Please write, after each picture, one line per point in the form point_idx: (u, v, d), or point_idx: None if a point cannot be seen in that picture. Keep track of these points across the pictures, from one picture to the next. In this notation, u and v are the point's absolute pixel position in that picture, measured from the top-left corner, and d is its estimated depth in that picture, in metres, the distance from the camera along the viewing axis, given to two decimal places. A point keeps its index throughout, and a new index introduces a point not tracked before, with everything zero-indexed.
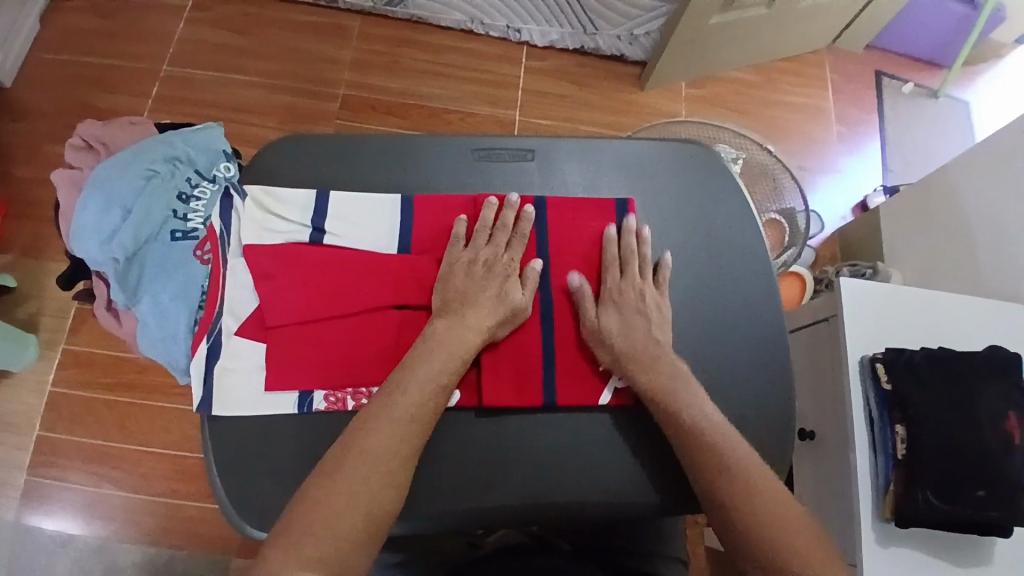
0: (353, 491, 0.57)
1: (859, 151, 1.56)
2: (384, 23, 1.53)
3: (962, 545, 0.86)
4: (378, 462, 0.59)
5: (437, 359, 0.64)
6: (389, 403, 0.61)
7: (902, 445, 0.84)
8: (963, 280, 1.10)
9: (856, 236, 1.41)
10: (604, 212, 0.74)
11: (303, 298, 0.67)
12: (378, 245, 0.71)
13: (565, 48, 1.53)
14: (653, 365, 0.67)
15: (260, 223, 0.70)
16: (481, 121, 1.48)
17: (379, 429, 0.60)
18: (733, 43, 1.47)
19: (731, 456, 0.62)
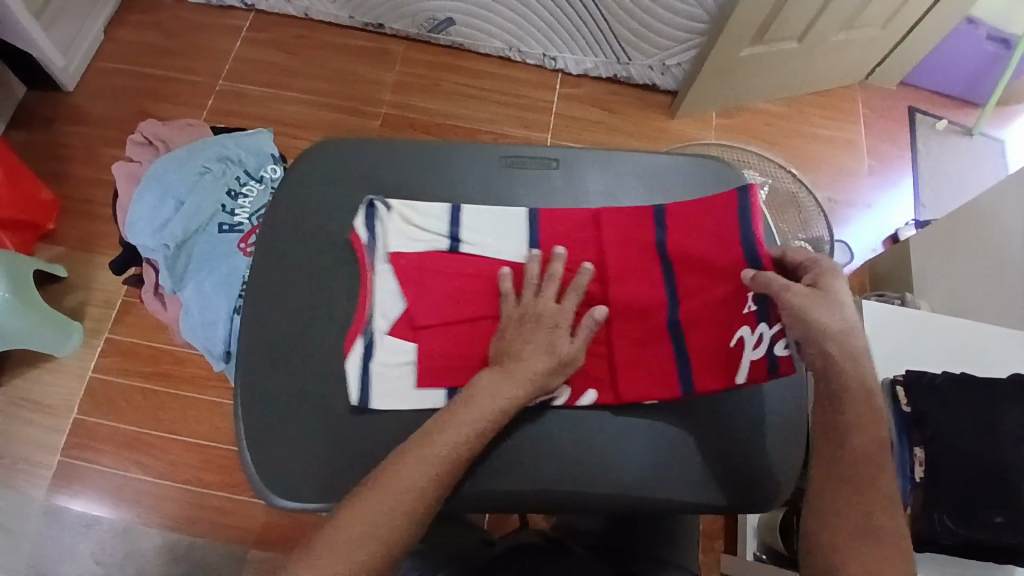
0: (444, 459, 0.61)
1: (891, 184, 1.56)
2: (427, 49, 1.61)
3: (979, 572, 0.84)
4: (435, 464, 0.60)
5: (484, 402, 0.63)
6: (473, 398, 0.63)
7: (920, 466, 0.83)
8: (992, 312, 1.09)
9: (886, 266, 1.41)
10: (719, 207, 0.72)
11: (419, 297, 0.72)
12: (512, 256, 0.74)
13: (598, 76, 1.59)
14: (857, 376, 0.62)
15: (401, 232, 0.74)
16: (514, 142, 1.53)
17: (450, 432, 0.61)
18: (765, 74, 1.50)
19: (856, 454, 0.61)
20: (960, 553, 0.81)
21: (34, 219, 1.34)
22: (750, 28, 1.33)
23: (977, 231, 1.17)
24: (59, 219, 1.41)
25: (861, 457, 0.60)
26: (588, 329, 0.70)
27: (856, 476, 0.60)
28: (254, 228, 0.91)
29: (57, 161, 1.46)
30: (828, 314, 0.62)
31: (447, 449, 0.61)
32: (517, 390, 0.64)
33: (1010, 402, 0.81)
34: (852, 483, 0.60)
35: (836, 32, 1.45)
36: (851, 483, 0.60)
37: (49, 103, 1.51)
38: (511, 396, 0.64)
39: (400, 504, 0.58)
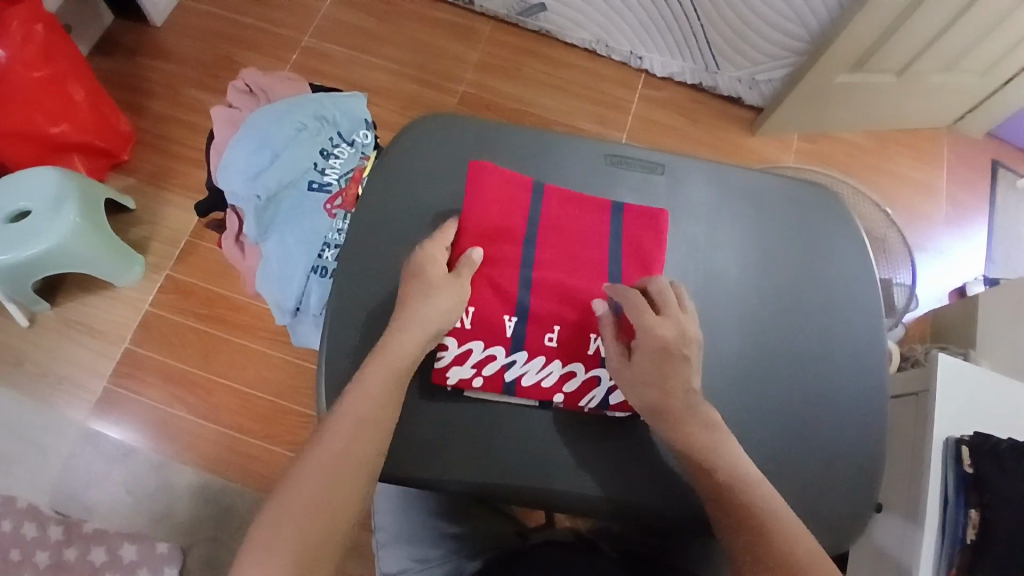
0: (357, 425, 0.62)
1: (964, 235, 1.52)
2: (513, 31, 1.59)
3: None
4: (356, 430, 0.62)
5: (392, 364, 0.64)
6: (379, 360, 0.64)
7: (973, 530, 0.81)
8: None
9: (950, 320, 1.38)
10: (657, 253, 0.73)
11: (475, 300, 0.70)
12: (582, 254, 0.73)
13: (682, 81, 1.56)
14: (683, 414, 0.65)
15: None
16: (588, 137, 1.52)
17: (359, 396, 0.63)
18: (855, 104, 1.46)
19: (726, 477, 0.63)
20: None
21: (111, 148, 1.36)
22: (851, 56, 1.30)
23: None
24: (132, 150, 1.42)
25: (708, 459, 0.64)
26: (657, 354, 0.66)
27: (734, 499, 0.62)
28: (342, 192, 0.95)
29: (137, 93, 1.47)
30: (670, 368, 0.65)
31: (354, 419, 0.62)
32: (409, 357, 0.65)
33: None
34: (721, 505, 0.63)
35: (936, 72, 1.40)
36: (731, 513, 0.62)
37: (134, 35, 1.52)
38: (398, 366, 0.64)
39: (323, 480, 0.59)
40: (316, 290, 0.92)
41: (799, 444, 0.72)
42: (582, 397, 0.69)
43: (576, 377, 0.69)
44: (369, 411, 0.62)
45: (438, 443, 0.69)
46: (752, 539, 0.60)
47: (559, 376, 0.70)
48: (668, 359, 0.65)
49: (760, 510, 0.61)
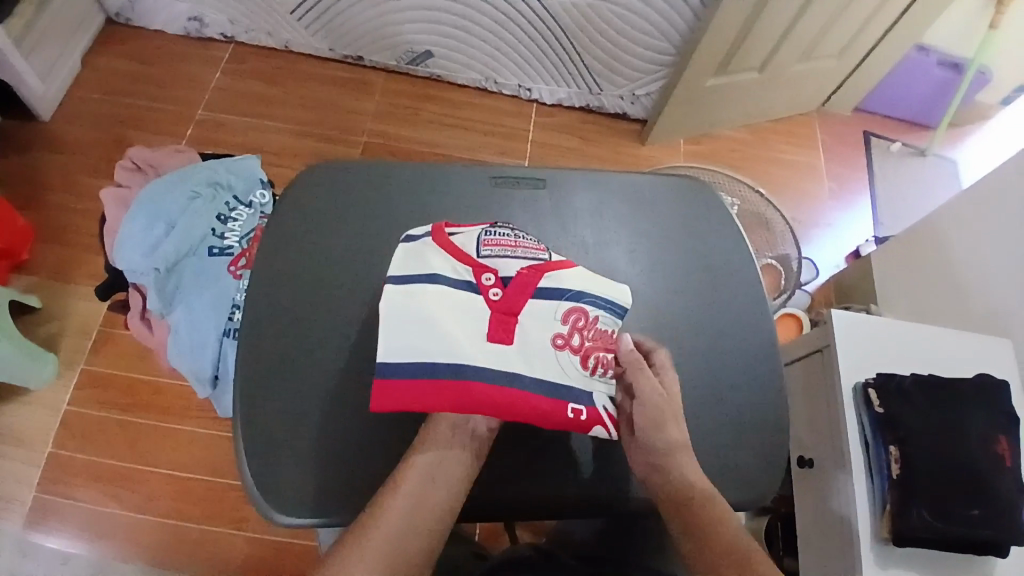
0: (381, 548, 0.59)
1: (852, 207, 1.64)
2: (406, 80, 1.66)
3: (960, 568, 0.91)
4: (382, 552, 0.59)
5: (434, 475, 0.64)
6: (416, 471, 0.64)
7: (897, 467, 0.90)
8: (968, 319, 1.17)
9: (849, 282, 1.48)
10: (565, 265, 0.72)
11: (411, 370, 0.65)
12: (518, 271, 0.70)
13: (571, 106, 1.66)
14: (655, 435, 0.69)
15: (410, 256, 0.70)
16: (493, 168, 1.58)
17: (385, 517, 0.61)
18: (730, 103, 1.59)
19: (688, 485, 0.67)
20: (945, 547, 0.87)
21: (10, 248, 1.31)
22: (717, 58, 1.42)
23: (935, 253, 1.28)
24: (33, 248, 1.38)
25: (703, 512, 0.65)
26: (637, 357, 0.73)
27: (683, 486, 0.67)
28: (245, 252, 0.96)
29: (31, 188, 1.44)
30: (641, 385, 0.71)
31: (426, 491, 0.63)
32: (448, 488, 0.64)
33: (975, 404, 0.92)
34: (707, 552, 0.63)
35: (794, 63, 1.55)
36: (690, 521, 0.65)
37: (22, 132, 1.50)
38: (430, 492, 0.63)
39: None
40: (230, 352, 0.92)
41: (707, 416, 0.76)
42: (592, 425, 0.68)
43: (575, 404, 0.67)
44: (432, 476, 0.64)
45: (373, 473, 0.70)
46: None
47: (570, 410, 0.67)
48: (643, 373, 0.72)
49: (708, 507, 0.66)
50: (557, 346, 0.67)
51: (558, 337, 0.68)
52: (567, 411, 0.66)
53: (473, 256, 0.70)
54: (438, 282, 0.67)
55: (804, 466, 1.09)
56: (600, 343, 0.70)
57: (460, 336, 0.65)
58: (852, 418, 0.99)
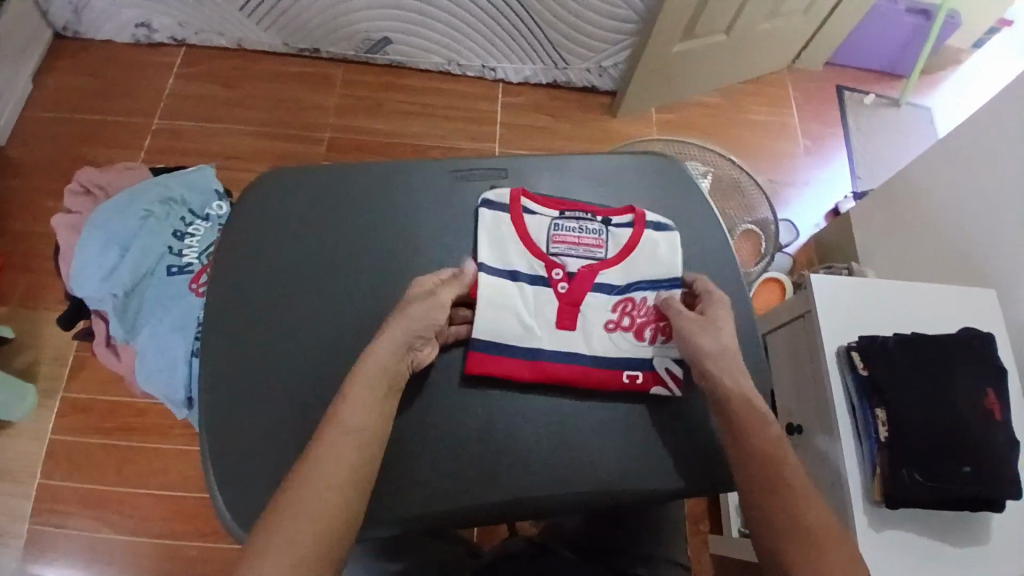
0: (350, 438, 0.58)
1: (829, 163, 1.62)
2: (367, 69, 1.61)
3: (955, 527, 0.92)
4: (352, 440, 0.58)
5: (385, 366, 0.64)
6: (370, 363, 0.64)
7: (884, 428, 0.90)
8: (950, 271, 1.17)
9: (830, 241, 1.47)
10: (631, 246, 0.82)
11: (503, 352, 0.76)
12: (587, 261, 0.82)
13: (538, 83, 1.62)
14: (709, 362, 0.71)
15: (492, 235, 0.80)
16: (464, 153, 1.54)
17: (348, 405, 0.61)
18: (699, 68, 1.56)
19: (739, 403, 0.68)
20: (935, 506, 0.88)
21: None
22: (681, 22, 1.38)
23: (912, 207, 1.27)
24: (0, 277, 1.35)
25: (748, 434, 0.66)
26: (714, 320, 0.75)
27: (736, 404, 0.68)
28: (205, 267, 0.94)
29: None
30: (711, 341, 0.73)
31: (361, 416, 0.60)
32: (394, 369, 0.65)
33: (960, 360, 0.91)
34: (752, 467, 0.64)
35: (761, 22, 1.51)
36: (767, 491, 0.62)
37: None
38: (383, 376, 0.64)
39: (336, 468, 0.56)
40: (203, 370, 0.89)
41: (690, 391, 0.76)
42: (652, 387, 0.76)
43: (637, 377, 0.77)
44: (354, 433, 0.59)
45: None
46: (778, 505, 0.61)
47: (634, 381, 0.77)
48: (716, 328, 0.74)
49: (754, 432, 0.66)
50: (609, 330, 0.79)
51: (610, 322, 0.79)
52: (623, 377, 0.77)
53: (543, 249, 0.81)
54: (520, 282, 0.79)
55: (793, 433, 1.09)
56: (652, 318, 0.79)
57: (533, 323, 0.79)
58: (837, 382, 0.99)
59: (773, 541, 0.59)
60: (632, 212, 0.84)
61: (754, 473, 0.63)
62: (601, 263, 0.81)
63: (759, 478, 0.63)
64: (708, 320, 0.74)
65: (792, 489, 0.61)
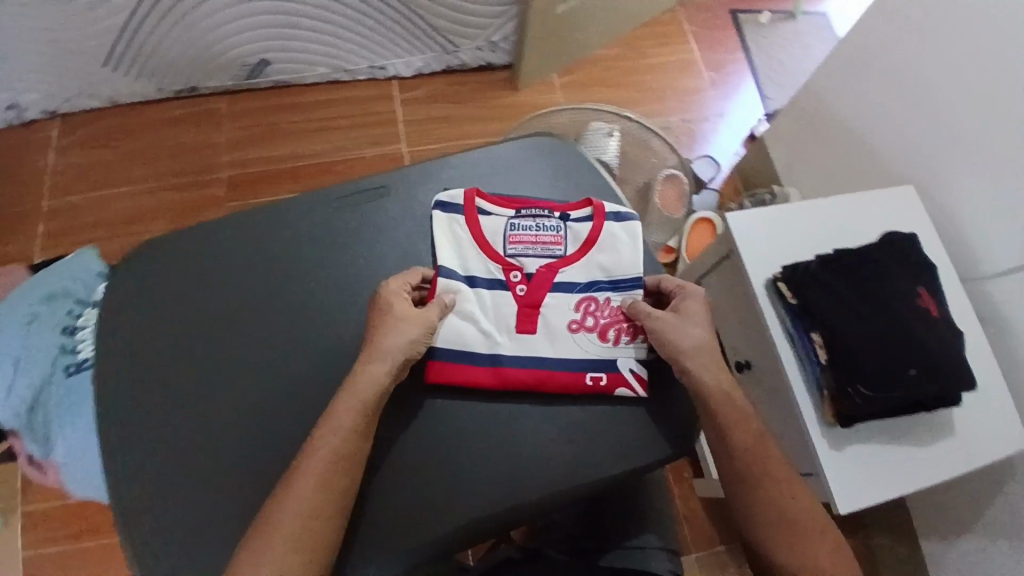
0: (328, 463, 0.64)
1: (735, 90, 1.61)
2: (253, 96, 1.54)
3: (913, 428, 0.94)
4: (329, 464, 0.64)
5: (365, 387, 0.68)
6: (350, 389, 0.68)
7: (823, 350, 0.91)
8: (872, 175, 1.20)
9: (751, 169, 1.47)
10: (589, 241, 0.82)
11: (467, 360, 0.76)
12: (545, 259, 0.82)
13: (432, 72, 1.56)
14: (694, 362, 0.73)
15: (453, 239, 0.82)
16: (372, 162, 1.49)
17: (328, 430, 0.66)
18: (589, 24, 1.52)
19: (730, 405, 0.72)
20: (888, 414, 0.89)
21: None
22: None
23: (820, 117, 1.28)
24: None
25: (737, 438, 0.71)
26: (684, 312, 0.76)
27: (725, 407, 0.72)
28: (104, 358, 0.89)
29: None
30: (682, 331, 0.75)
31: (339, 440, 0.66)
32: (375, 388, 0.69)
33: (888, 265, 0.93)
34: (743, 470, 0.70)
35: None
36: (752, 481, 0.69)
37: None
38: (361, 399, 0.68)
39: (309, 493, 0.63)
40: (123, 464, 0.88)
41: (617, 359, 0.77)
42: (617, 386, 0.76)
43: (601, 376, 0.77)
44: (337, 457, 0.65)
45: None
46: (771, 506, 0.68)
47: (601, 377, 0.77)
48: (686, 318, 0.76)
49: (743, 437, 0.71)
50: (572, 330, 0.79)
51: (574, 321, 0.80)
52: (586, 380, 0.76)
53: (502, 252, 0.82)
54: (477, 285, 0.80)
55: (745, 371, 1.10)
56: (617, 317, 0.80)
57: (492, 329, 0.79)
58: (772, 313, 0.99)
59: (766, 539, 0.67)
60: (590, 204, 0.84)
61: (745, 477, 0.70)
62: (561, 260, 0.82)
63: (753, 482, 0.69)
64: (681, 317, 0.75)
65: (775, 484, 0.69)
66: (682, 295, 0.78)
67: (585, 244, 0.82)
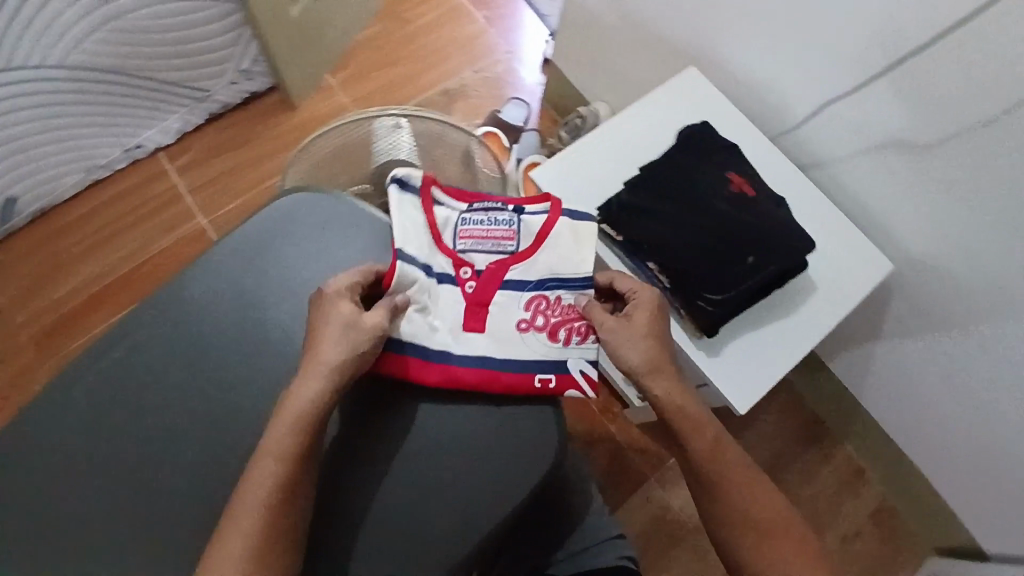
0: (254, 526, 0.62)
1: (512, 21, 1.52)
2: (11, 239, 1.30)
3: (775, 299, 0.96)
4: (254, 524, 0.62)
5: (283, 442, 0.65)
6: (268, 442, 0.66)
7: (663, 275, 0.90)
8: (658, 73, 1.17)
9: (558, 96, 1.42)
10: (543, 237, 0.81)
11: (428, 355, 0.77)
12: (507, 257, 0.80)
13: (198, 128, 1.38)
14: (649, 381, 0.75)
15: (413, 225, 0.79)
16: (177, 250, 1.31)
17: (251, 489, 0.63)
18: (334, 13, 1.38)
19: (687, 423, 0.74)
20: (748, 305, 0.89)
21: None
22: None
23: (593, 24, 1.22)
24: None
25: (699, 457, 0.73)
26: (637, 314, 0.77)
27: (686, 425, 0.74)
28: None
29: None
30: (638, 343, 0.75)
31: (259, 499, 0.63)
32: (290, 439, 0.66)
33: (692, 165, 0.93)
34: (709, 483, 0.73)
35: None
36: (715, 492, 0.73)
37: None
38: (284, 451, 0.65)
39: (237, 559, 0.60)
40: None
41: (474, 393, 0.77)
42: (569, 387, 0.78)
43: (551, 379, 0.78)
44: (264, 517, 0.62)
45: None
46: (737, 516, 0.71)
47: (551, 375, 0.78)
48: (641, 324, 0.76)
49: (704, 455, 0.73)
50: (520, 330, 0.79)
51: (523, 321, 0.79)
52: (535, 382, 0.77)
53: (452, 247, 0.81)
54: (429, 274, 0.79)
55: None
56: (569, 316, 0.79)
57: (444, 325, 0.79)
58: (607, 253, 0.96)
59: (736, 548, 0.70)
60: (547, 200, 0.83)
61: (709, 491, 0.73)
62: (513, 257, 0.81)
63: (716, 496, 0.72)
64: (635, 326, 0.76)
65: (738, 491, 0.72)
66: (642, 292, 0.78)
67: (536, 242, 0.81)
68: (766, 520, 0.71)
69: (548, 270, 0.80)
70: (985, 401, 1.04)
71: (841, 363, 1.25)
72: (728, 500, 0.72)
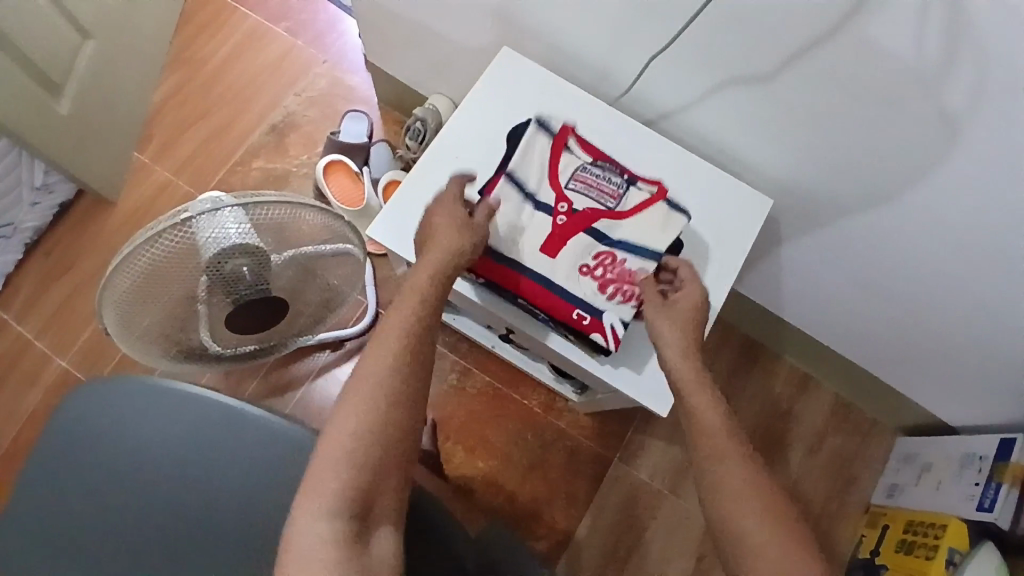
0: (334, 508, 0.58)
1: (319, 24, 1.37)
2: None
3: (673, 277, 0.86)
4: (336, 507, 0.58)
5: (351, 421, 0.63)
6: (338, 416, 0.64)
7: (533, 304, 0.81)
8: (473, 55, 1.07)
9: (393, 96, 1.31)
10: (645, 204, 0.83)
11: (504, 256, 0.80)
12: (605, 210, 0.82)
13: (17, 264, 1.22)
14: (673, 355, 0.74)
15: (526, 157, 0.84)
16: (46, 405, 1.17)
17: (326, 471, 0.60)
18: (116, 87, 1.22)
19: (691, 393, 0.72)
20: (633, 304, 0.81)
21: None
22: (21, 78, 1.02)
23: (389, 14, 1.09)
24: None
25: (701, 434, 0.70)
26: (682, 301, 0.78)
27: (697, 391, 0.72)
28: None
29: None
30: (683, 323, 0.76)
31: (329, 485, 0.59)
32: (365, 424, 0.63)
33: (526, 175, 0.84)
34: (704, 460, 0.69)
35: None
36: (705, 457, 0.68)
37: None
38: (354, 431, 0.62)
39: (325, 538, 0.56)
40: None
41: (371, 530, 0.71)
42: (597, 331, 0.79)
43: (585, 317, 0.79)
44: (337, 499, 0.58)
45: None
46: (723, 501, 0.65)
47: (583, 313, 0.79)
48: (683, 312, 0.77)
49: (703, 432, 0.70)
50: (581, 271, 0.81)
51: (585, 266, 0.81)
52: (572, 314, 0.79)
53: (562, 185, 0.84)
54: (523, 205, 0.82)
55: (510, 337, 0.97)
56: (625, 278, 0.80)
57: (524, 233, 0.81)
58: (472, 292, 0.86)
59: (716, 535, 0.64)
60: (657, 184, 0.85)
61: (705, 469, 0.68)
62: (607, 213, 0.82)
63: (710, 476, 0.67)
64: (675, 311, 0.77)
65: (726, 473, 0.66)
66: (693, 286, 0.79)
67: (635, 209, 0.83)
68: (749, 510, 0.63)
69: (633, 232, 0.82)
70: (896, 290, 0.99)
71: (755, 285, 1.20)
72: (718, 483, 0.66)
